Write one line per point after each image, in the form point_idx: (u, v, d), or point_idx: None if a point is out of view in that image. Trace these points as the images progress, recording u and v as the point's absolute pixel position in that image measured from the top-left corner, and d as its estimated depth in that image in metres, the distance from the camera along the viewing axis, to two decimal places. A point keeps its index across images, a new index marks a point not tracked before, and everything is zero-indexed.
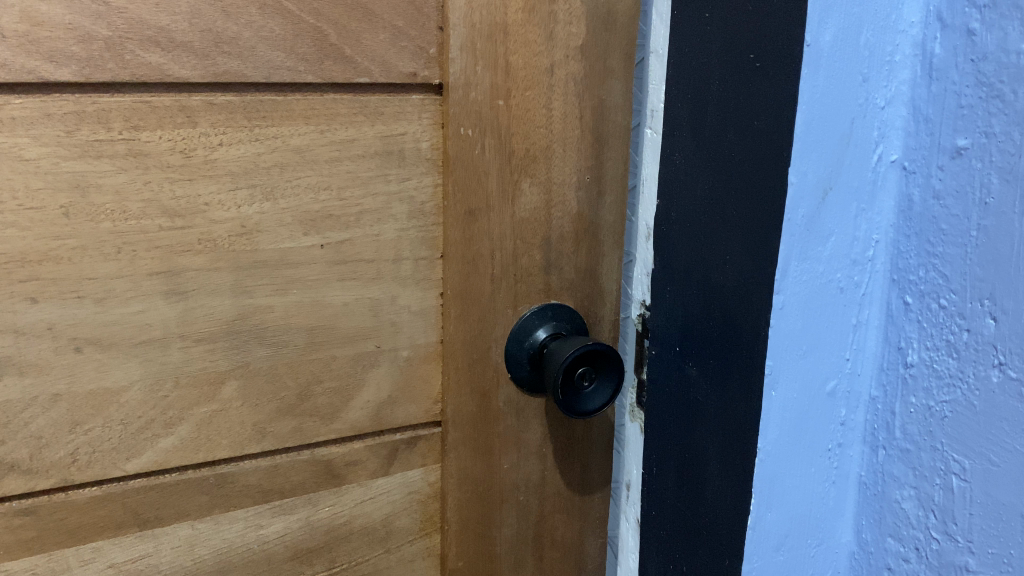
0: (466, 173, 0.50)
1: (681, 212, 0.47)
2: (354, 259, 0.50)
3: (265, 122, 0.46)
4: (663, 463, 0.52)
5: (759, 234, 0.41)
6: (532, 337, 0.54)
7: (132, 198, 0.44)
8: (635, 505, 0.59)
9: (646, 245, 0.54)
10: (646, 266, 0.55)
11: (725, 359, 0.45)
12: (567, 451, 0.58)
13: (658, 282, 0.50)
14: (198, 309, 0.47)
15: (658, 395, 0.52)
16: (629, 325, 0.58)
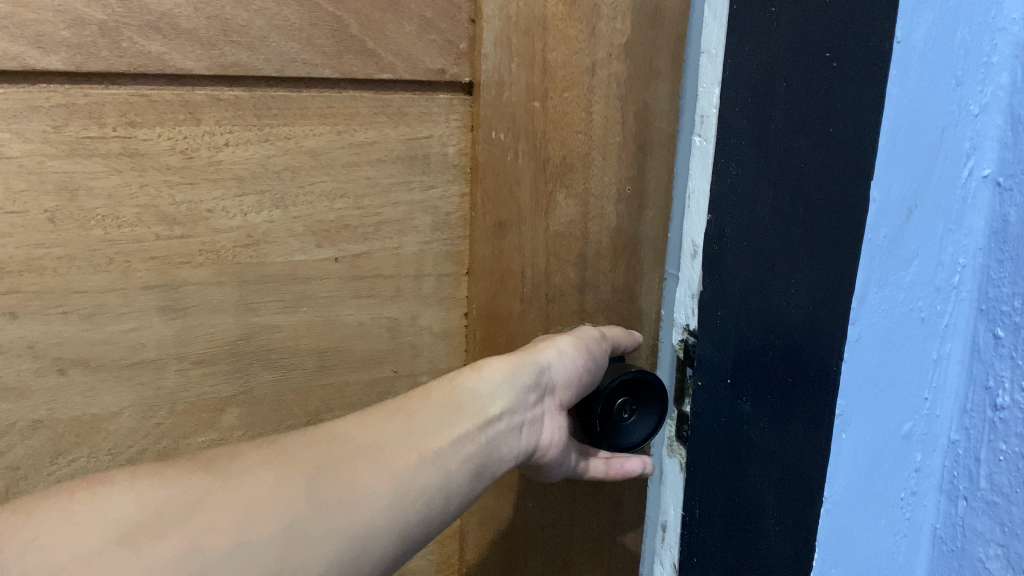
0: (496, 181, 0.46)
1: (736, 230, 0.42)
2: (371, 275, 0.45)
3: (277, 120, 0.41)
4: (706, 506, 0.47)
5: (834, 256, 0.36)
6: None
7: (126, 203, 0.39)
8: (671, 548, 0.52)
9: (692, 264, 0.49)
10: (692, 288, 0.49)
11: (789, 396, 0.39)
12: (598, 488, 0.53)
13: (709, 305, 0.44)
14: (197, 327, 0.42)
15: (701, 429, 0.46)
16: (667, 352, 0.52)
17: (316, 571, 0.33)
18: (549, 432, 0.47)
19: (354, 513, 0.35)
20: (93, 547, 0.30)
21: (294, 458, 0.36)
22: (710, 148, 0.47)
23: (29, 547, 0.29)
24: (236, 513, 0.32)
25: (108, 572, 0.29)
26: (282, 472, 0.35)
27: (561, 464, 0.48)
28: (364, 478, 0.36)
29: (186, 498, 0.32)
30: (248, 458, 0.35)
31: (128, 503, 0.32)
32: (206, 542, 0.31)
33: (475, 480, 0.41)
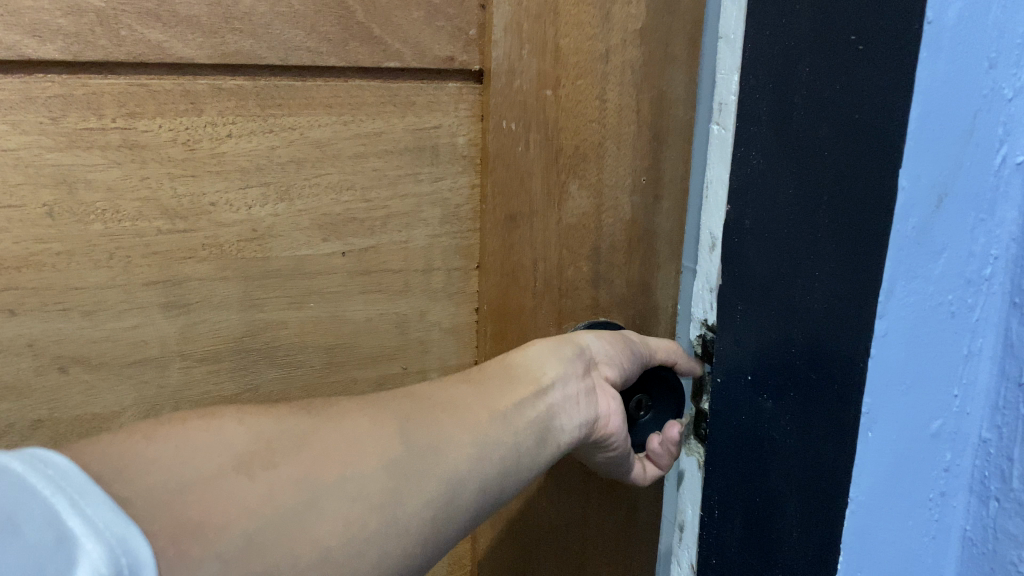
0: (507, 172, 0.44)
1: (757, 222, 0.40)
2: (379, 269, 0.44)
3: (281, 110, 0.40)
4: (726, 506, 0.45)
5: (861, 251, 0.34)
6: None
7: (126, 196, 0.38)
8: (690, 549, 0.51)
9: (710, 257, 0.48)
10: (709, 282, 0.48)
11: (816, 400, 0.38)
12: (613, 486, 0.51)
13: (728, 299, 0.43)
14: (201, 324, 0.41)
15: (722, 426, 0.45)
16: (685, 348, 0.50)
17: (413, 512, 0.35)
18: (604, 410, 0.46)
19: (440, 461, 0.37)
20: (220, 467, 0.32)
21: (385, 406, 0.38)
22: (727, 137, 0.45)
23: (156, 458, 0.31)
24: (347, 446, 0.35)
25: (231, 491, 0.31)
26: (376, 416, 0.37)
27: (618, 444, 0.46)
28: (446, 433, 0.38)
29: (292, 433, 0.34)
30: (344, 405, 0.37)
31: (242, 434, 0.33)
32: (316, 474, 0.33)
33: (541, 446, 0.42)
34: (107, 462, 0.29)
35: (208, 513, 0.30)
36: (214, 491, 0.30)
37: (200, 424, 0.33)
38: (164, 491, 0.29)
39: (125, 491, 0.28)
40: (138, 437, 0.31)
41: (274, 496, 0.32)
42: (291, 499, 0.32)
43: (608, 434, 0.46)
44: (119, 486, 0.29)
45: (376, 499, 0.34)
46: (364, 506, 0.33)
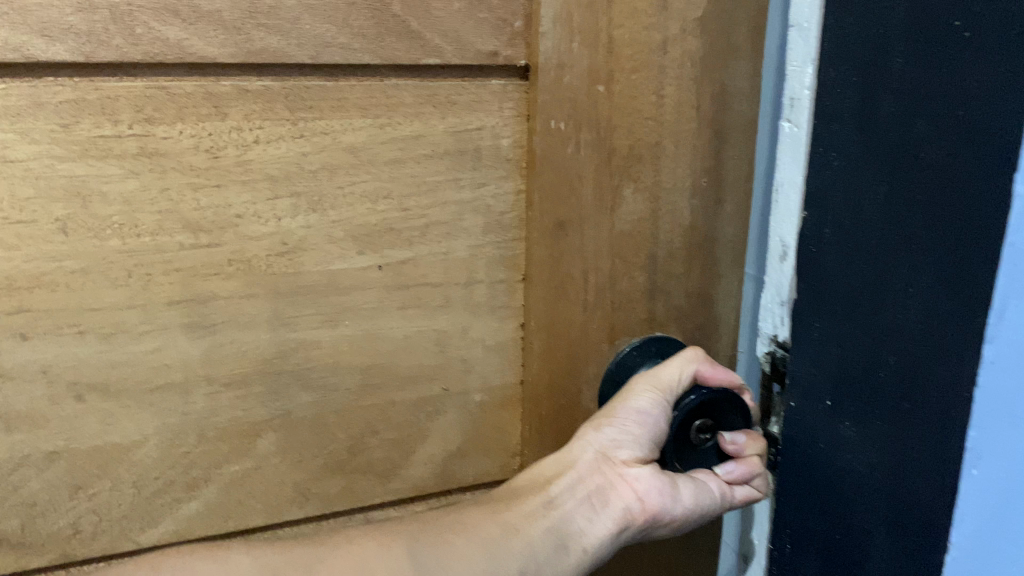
0: (556, 176, 0.40)
1: (837, 229, 0.36)
2: (418, 283, 0.40)
3: (311, 113, 0.36)
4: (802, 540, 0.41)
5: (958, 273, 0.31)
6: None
7: (145, 209, 0.35)
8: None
9: (783, 266, 0.44)
10: (781, 294, 0.44)
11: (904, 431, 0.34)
12: None
13: (802, 317, 0.39)
14: (227, 345, 0.38)
15: (794, 453, 0.41)
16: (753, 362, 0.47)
17: None
18: (634, 493, 0.41)
19: None
20: None
21: (391, 529, 0.37)
22: (801, 134, 0.41)
23: None
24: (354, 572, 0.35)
25: None
26: (382, 538, 0.37)
27: (674, 518, 0.41)
28: (457, 553, 0.37)
29: (298, 560, 0.35)
30: (349, 532, 0.37)
31: (246, 565, 0.33)
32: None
33: (565, 557, 0.39)
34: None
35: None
36: None
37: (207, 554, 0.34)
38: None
39: None
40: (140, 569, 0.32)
41: None
42: None
43: (653, 514, 0.40)
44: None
45: None
46: None
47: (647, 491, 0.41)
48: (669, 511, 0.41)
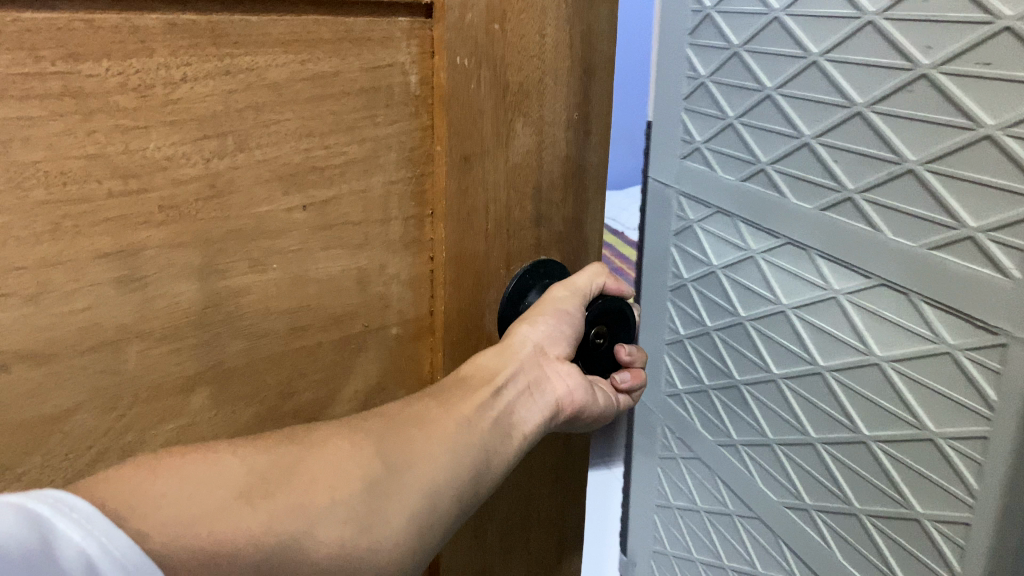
0: (462, 111, 0.43)
1: (919, 208, 0.56)
2: (339, 222, 0.41)
3: (238, 49, 0.35)
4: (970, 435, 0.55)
5: None
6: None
7: (70, 154, 0.32)
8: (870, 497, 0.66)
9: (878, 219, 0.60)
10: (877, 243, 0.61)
11: None
12: None
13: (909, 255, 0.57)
14: (159, 297, 0.36)
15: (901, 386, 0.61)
16: (867, 324, 0.63)
17: (399, 527, 0.36)
18: (564, 386, 0.49)
19: (418, 474, 0.38)
20: (225, 499, 0.31)
21: (364, 426, 0.38)
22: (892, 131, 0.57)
23: (163, 502, 0.29)
24: (333, 471, 0.35)
25: (238, 527, 0.30)
26: (354, 438, 0.37)
27: (588, 408, 0.50)
28: (421, 447, 0.39)
29: (282, 464, 0.34)
30: (322, 430, 0.37)
31: (236, 467, 0.32)
32: (309, 503, 0.33)
33: (510, 442, 0.44)
34: (122, 497, 0.28)
35: (217, 553, 0.29)
36: (224, 528, 0.30)
37: (198, 455, 0.32)
38: (180, 529, 0.29)
39: (144, 528, 0.28)
40: (140, 473, 0.30)
41: (275, 524, 0.32)
42: (284, 528, 0.32)
43: (577, 406, 0.49)
44: (136, 524, 0.28)
45: (362, 520, 0.35)
46: (356, 532, 0.34)
47: (573, 386, 0.49)
48: (585, 402, 0.50)
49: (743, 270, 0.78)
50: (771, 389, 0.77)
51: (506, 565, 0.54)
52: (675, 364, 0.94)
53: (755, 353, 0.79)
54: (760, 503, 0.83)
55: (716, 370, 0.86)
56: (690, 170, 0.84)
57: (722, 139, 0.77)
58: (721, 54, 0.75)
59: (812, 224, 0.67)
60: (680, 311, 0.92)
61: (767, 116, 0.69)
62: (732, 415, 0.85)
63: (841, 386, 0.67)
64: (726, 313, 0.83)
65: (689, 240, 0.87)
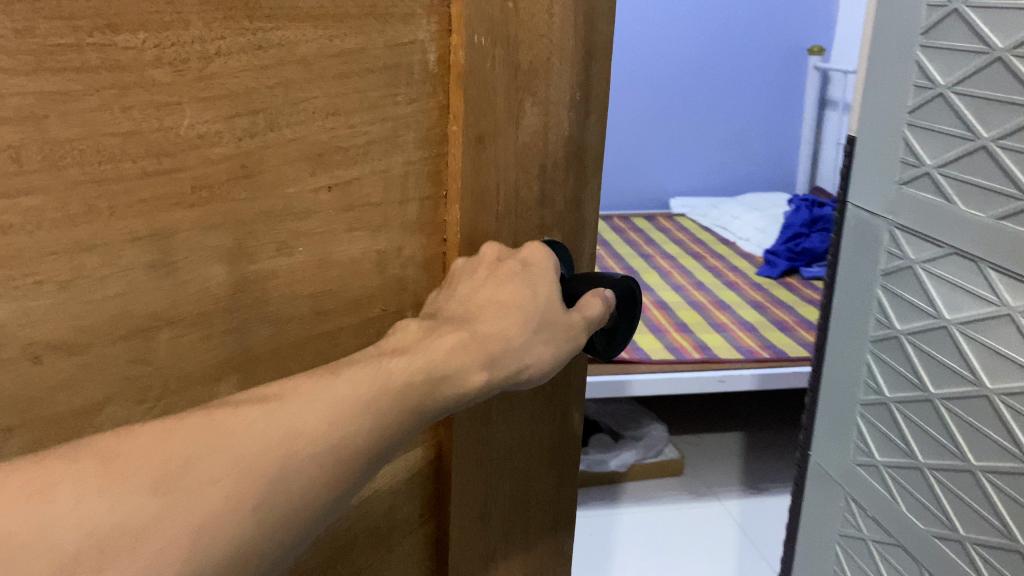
0: (478, 90, 0.42)
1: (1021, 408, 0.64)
2: (361, 203, 0.40)
3: (270, 23, 0.34)
4: None
5: None
6: (591, 279, 0.46)
7: (104, 131, 0.30)
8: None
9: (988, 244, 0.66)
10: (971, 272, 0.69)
11: None
12: (548, 398, 0.53)
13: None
14: (190, 282, 0.34)
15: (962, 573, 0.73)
16: (955, 426, 0.71)
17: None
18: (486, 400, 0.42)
19: (300, 524, 0.30)
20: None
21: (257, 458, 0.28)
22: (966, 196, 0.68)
23: None
24: (198, 526, 0.26)
25: None
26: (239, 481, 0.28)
27: None
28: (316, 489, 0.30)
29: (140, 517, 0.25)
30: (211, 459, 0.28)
31: (74, 529, 0.24)
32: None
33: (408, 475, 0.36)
34: None
35: None
36: None
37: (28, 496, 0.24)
38: None
39: None
40: None
41: None
42: None
43: None
44: None
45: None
46: None
47: None
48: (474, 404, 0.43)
49: (922, 343, 0.75)
50: (969, 481, 0.71)
51: (507, 547, 0.54)
52: (892, 430, 0.80)
53: (902, 439, 0.79)
54: (902, 528, 0.80)
55: (890, 445, 0.81)
56: (918, 200, 0.74)
57: (964, 163, 0.68)
58: (975, 58, 0.66)
59: (975, 236, 0.68)
60: (870, 369, 0.83)
61: (988, 164, 0.66)
62: (906, 499, 0.79)
63: (992, 485, 0.68)
64: (910, 386, 0.77)
65: (921, 297, 0.75)
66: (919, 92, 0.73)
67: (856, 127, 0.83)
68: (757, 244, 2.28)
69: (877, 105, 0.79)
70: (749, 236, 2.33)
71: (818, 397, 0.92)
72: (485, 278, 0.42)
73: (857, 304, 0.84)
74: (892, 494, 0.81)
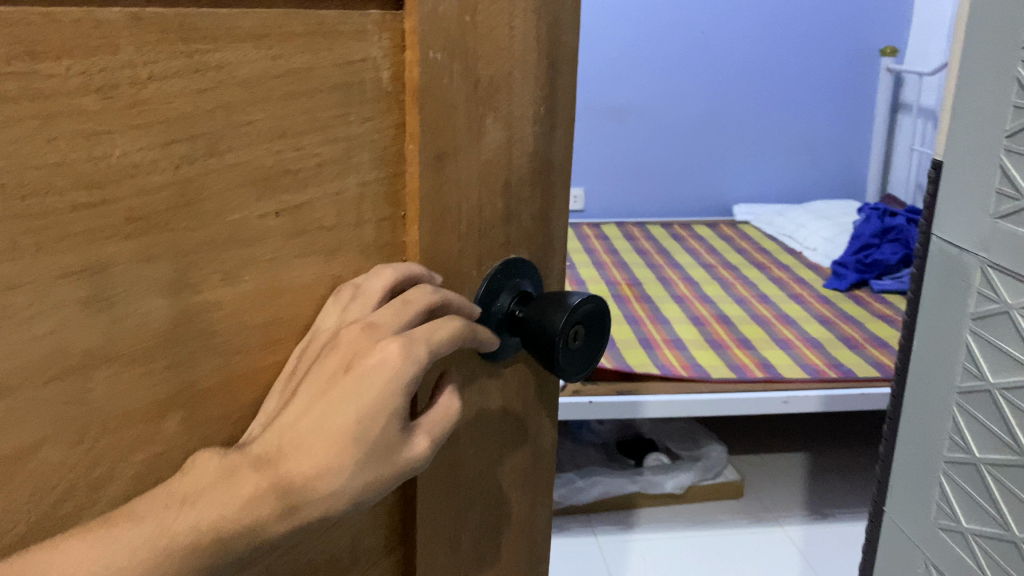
0: (436, 107, 0.41)
1: None
2: (313, 228, 0.38)
3: (208, 44, 0.33)
4: None
5: None
6: (562, 305, 0.45)
7: (28, 163, 0.29)
8: None
9: None
10: None
11: None
12: (519, 417, 0.52)
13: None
14: (128, 317, 0.33)
15: None
16: None
17: None
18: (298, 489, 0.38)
19: None
20: None
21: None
22: None
23: None
24: None
25: None
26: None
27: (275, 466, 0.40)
28: None
29: None
30: None
31: None
32: None
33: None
34: None
35: None
36: None
37: None
38: None
39: None
40: None
41: None
42: None
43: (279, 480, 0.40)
44: None
45: None
46: None
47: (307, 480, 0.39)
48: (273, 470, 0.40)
49: None
50: None
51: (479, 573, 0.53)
52: (985, 497, 0.74)
53: (991, 502, 0.73)
54: None
55: (977, 509, 0.75)
56: (1012, 234, 0.69)
57: None
58: None
59: None
60: (969, 423, 0.76)
61: None
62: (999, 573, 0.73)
63: None
64: (1005, 450, 0.71)
65: (1002, 353, 0.70)
66: (1018, 115, 0.68)
67: (944, 152, 0.78)
68: (825, 253, 2.21)
69: (965, 122, 0.75)
70: (814, 244, 2.27)
71: (918, 443, 0.84)
72: (313, 385, 0.36)
73: (948, 341, 0.78)
74: (976, 563, 0.76)
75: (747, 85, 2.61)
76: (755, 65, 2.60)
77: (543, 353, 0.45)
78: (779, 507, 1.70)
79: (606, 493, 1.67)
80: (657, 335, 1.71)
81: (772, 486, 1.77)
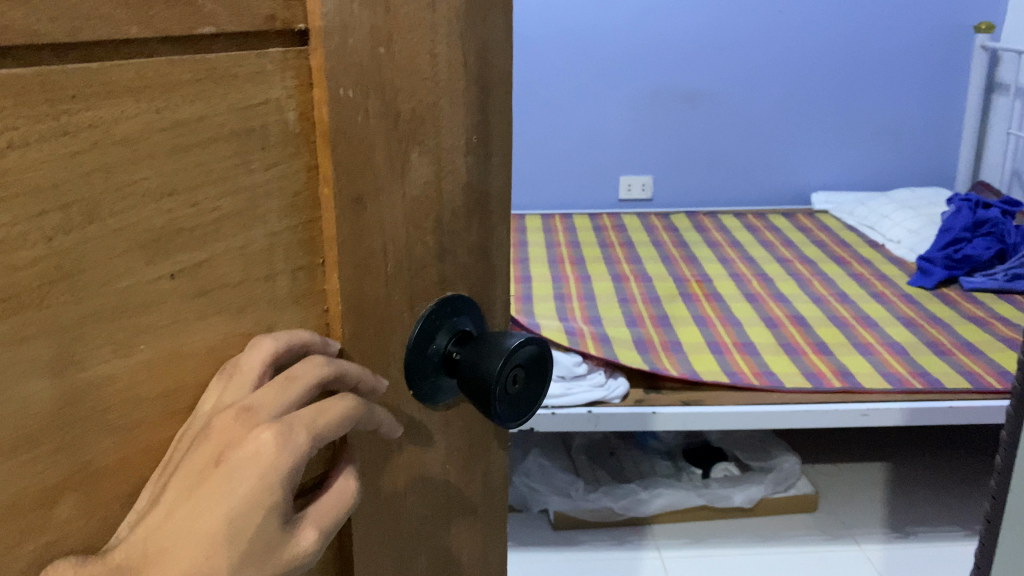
0: (350, 147, 0.38)
1: None
2: (216, 287, 0.36)
3: (77, 103, 0.30)
4: None
5: None
6: (500, 350, 0.42)
7: None
8: None
9: None
10: None
11: None
12: (465, 458, 0.49)
13: None
14: (4, 405, 0.30)
15: None
16: None
17: None
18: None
19: None
20: None
21: None
22: None
23: None
24: None
25: None
26: None
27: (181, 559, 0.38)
28: None
29: None
30: None
31: None
32: None
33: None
34: None
35: None
36: None
37: None
38: None
39: None
40: None
41: None
42: None
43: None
44: None
45: None
46: None
47: None
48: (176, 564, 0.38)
49: None
50: None
51: None
52: None
53: None
54: None
55: None
56: None
57: None
58: None
59: None
60: None
61: None
62: None
63: None
64: None
65: None
66: None
67: None
68: (909, 246, 2.17)
69: None
70: (899, 238, 2.23)
71: None
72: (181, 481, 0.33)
73: None
74: None
75: (808, 79, 2.55)
76: (831, 50, 2.52)
77: (478, 399, 0.43)
78: (859, 522, 1.69)
79: (668, 506, 1.67)
80: (727, 340, 1.69)
81: (847, 500, 1.77)
